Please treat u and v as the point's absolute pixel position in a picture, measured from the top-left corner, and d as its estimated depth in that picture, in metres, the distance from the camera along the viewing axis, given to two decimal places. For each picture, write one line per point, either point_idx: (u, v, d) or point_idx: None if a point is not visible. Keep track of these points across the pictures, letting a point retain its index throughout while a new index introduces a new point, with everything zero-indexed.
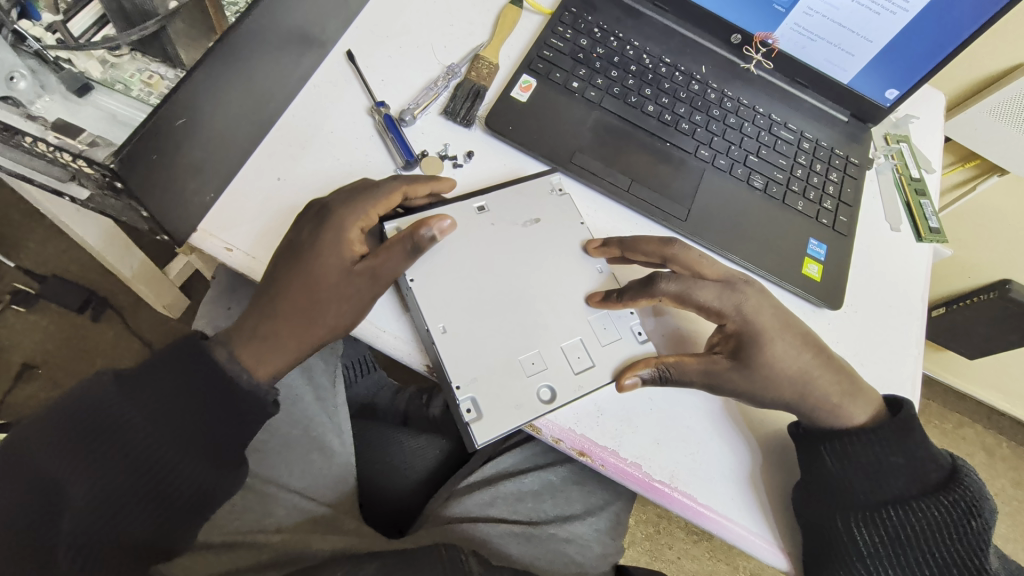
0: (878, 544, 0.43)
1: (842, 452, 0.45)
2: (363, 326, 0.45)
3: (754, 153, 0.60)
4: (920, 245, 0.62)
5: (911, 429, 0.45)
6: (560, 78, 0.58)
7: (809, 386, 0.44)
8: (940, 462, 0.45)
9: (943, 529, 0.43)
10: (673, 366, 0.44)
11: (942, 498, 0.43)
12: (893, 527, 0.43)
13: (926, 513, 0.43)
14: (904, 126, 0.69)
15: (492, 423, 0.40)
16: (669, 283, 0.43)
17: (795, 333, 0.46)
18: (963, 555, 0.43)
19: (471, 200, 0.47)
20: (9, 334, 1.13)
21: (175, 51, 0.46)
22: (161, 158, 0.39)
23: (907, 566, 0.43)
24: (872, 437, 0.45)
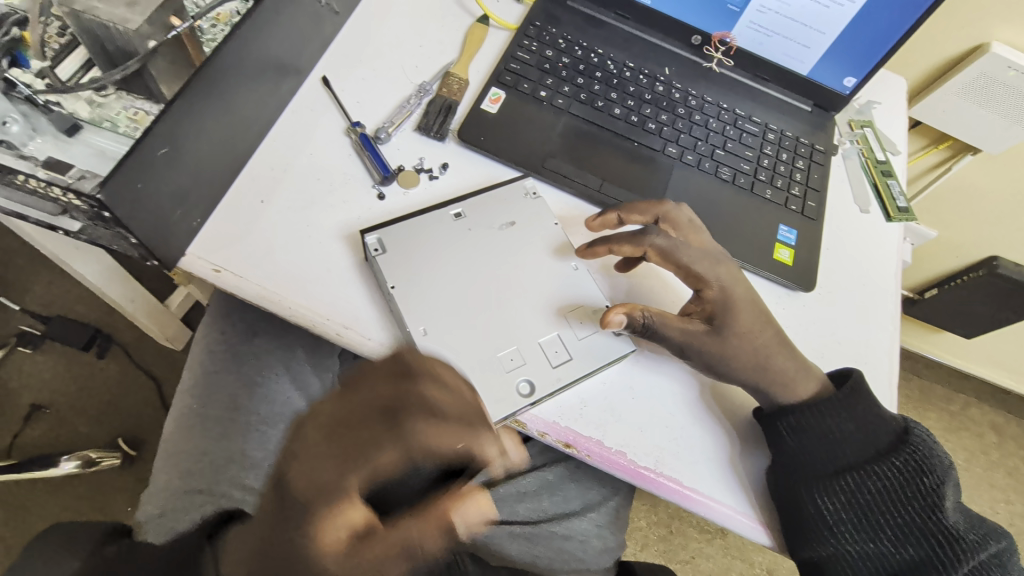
0: (841, 511, 0.44)
1: (797, 426, 0.46)
2: (349, 336, 0.47)
3: (721, 147, 0.62)
4: (889, 224, 0.64)
5: (860, 397, 0.46)
6: (528, 88, 0.60)
7: (778, 363, 0.46)
8: (891, 425, 0.46)
9: (901, 487, 0.44)
10: (657, 320, 0.46)
11: (893, 458, 0.44)
12: (850, 492, 0.44)
13: (881, 475, 0.44)
14: (868, 112, 0.71)
15: (473, 418, 0.41)
16: (657, 236, 0.48)
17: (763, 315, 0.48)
18: (921, 513, 0.43)
19: (449, 207, 0.49)
20: (16, 376, 1.15)
21: (158, 88, 0.48)
22: (145, 184, 0.41)
23: (869, 528, 0.44)
24: (823, 408, 0.46)
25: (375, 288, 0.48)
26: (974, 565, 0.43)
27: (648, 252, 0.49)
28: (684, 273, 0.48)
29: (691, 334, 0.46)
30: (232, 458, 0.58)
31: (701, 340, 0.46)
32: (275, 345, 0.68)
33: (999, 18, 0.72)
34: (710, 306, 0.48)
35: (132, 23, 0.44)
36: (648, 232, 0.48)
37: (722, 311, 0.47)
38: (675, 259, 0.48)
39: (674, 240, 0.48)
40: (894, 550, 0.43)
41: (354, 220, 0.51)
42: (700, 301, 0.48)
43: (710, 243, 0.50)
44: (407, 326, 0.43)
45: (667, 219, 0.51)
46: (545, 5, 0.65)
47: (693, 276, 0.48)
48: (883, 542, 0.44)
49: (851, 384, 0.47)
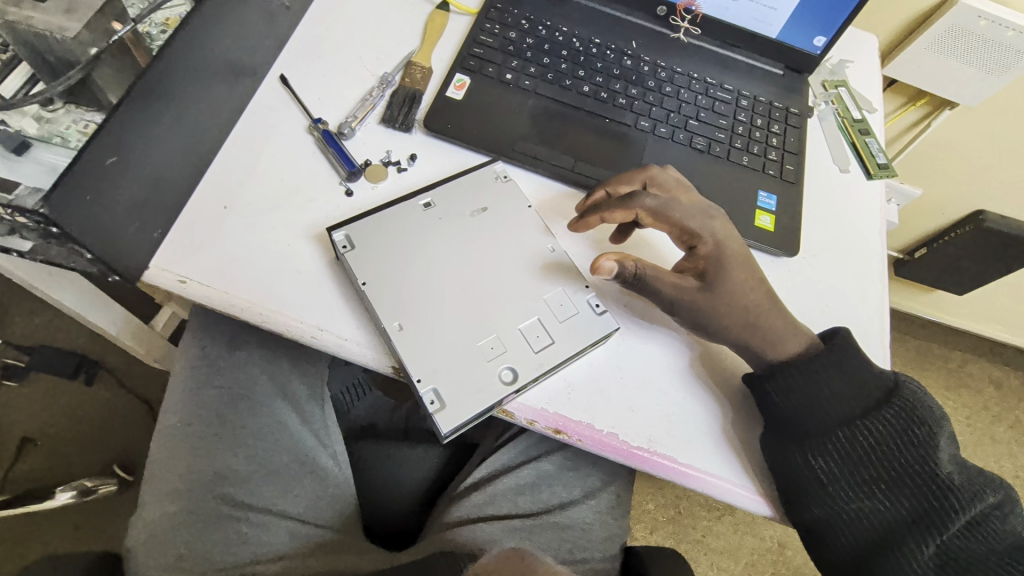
0: (835, 470, 0.43)
1: (786, 387, 0.45)
2: (326, 337, 0.45)
3: (694, 117, 0.61)
4: (870, 182, 0.63)
5: (847, 353, 0.45)
6: (493, 72, 0.59)
7: (762, 328, 0.46)
8: (881, 379, 0.45)
9: (894, 442, 0.43)
10: (650, 276, 0.45)
11: (883, 412, 0.43)
12: (843, 450, 0.43)
13: (873, 430, 0.43)
14: (841, 72, 0.70)
15: (456, 409, 0.40)
16: (646, 197, 0.47)
17: (748, 282, 0.46)
18: (917, 467, 0.42)
19: (417, 197, 0.47)
20: (4, 410, 1.13)
21: (104, 95, 0.46)
22: (93, 194, 0.41)
23: (866, 486, 0.43)
24: (810, 367, 0.45)
25: (348, 287, 0.47)
26: (973, 516, 0.41)
27: (639, 214, 0.48)
28: (679, 232, 0.47)
29: (684, 291, 0.45)
30: (218, 475, 0.58)
31: (693, 296, 0.45)
32: (259, 355, 0.66)
33: None
34: (703, 263, 0.47)
35: (70, 31, 0.45)
36: (635, 194, 0.47)
37: (715, 265, 0.46)
38: (668, 217, 0.47)
39: (665, 199, 0.47)
40: (892, 506, 0.42)
41: (322, 219, 0.50)
42: (693, 258, 0.47)
43: (700, 199, 0.50)
44: (382, 321, 0.42)
45: (655, 183, 0.50)
46: None
47: (686, 234, 0.47)
48: (882, 500, 0.42)
49: (838, 342, 0.46)
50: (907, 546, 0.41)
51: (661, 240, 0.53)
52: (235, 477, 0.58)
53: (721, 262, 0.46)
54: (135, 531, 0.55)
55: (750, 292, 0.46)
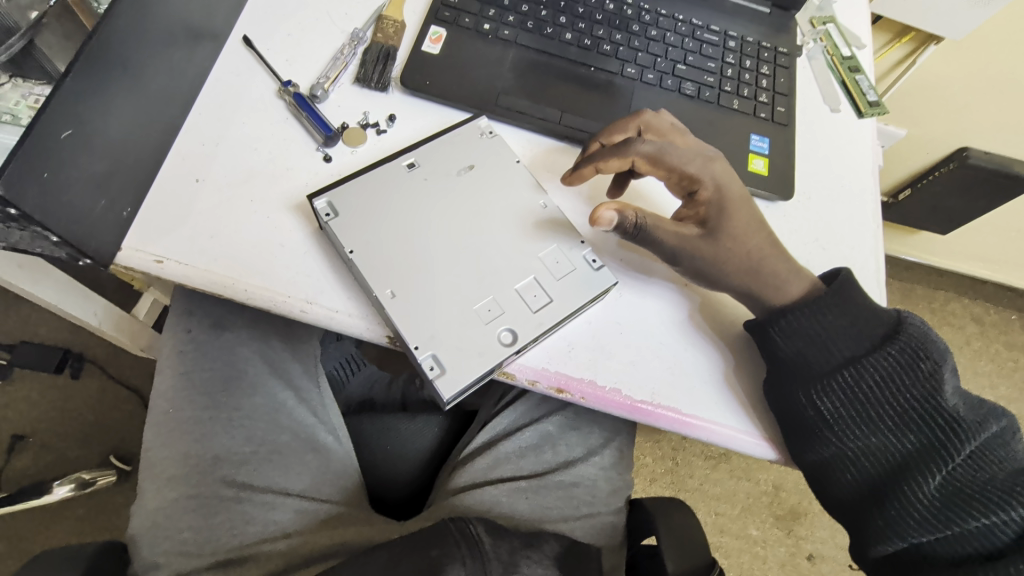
0: (840, 408, 0.43)
1: (788, 329, 0.45)
2: (315, 311, 0.44)
3: (682, 61, 0.59)
4: (861, 121, 0.62)
5: (848, 292, 0.45)
6: (470, 23, 0.56)
7: (763, 272, 0.45)
8: (882, 317, 0.44)
9: (898, 378, 0.43)
10: (651, 223, 0.44)
11: (887, 348, 0.43)
12: (848, 388, 0.43)
13: (877, 367, 0.43)
14: (829, 8, 0.67)
15: (457, 374, 0.39)
16: (642, 143, 0.46)
17: (746, 228, 0.45)
18: (922, 400, 0.42)
19: (400, 158, 0.45)
20: None
21: (50, 66, 0.43)
22: (49, 169, 0.38)
23: (871, 422, 0.43)
24: (812, 308, 0.45)
25: (335, 257, 0.45)
26: (978, 446, 0.41)
27: (636, 161, 0.46)
28: (677, 177, 0.46)
29: (685, 238, 0.44)
30: (216, 459, 0.57)
31: (695, 243, 0.44)
32: (248, 334, 0.64)
33: None
34: (704, 209, 0.46)
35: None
36: (630, 141, 0.46)
37: (715, 211, 0.45)
38: (666, 162, 0.46)
39: (662, 143, 0.46)
40: (897, 440, 0.42)
41: (301, 189, 0.47)
42: (693, 205, 0.46)
43: (695, 143, 0.49)
44: (373, 289, 0.40)
45: (650, 128, 0.49)
46: None
47: (685, 178, 0.46)
48: (888, 435, 0.42)
49: (839, 282, 0.45)
50: (913, 478, 0.41)
51: (657, 189, 0.52)
52: (234, 459, 0.57)
53: (724, 206, 0.45)
54: (137, 520, 0.55)
55: (751, 236, 0.45)
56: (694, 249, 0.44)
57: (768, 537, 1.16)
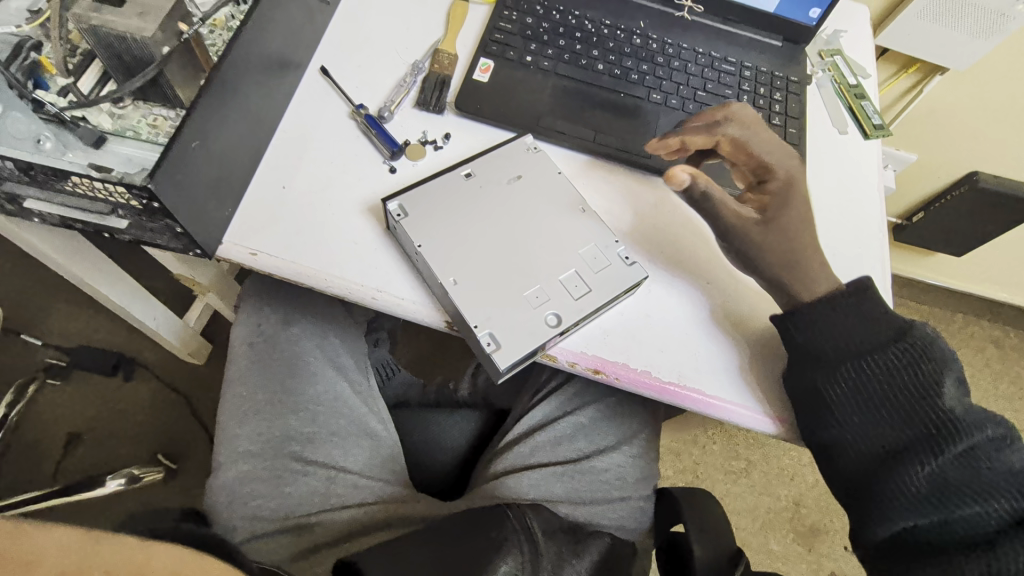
0: (846, 395, 0.48)
1: (803, 321, 0.50)
2: (385, 298, 0.50)
3: (702, 89, 0.66)
4: (867, 142, 0.68)
5: (863, 294, 0.50)
6: (514, 55, 0.64)
7: (781, 265, 0.52)
8: (895, 318, 0.49)
9: (901, 375, 0.47)
10: (713, 196, 0.53)
11: (894, 346, 0.47)
12: (856, 378, 0.48)
13: (884, 361, 0.47)
14: (836, 41, 0.74)
15: (510, 349, 0.45)
16: (729, 128, 0.56)
17: (797, 222, 0.53)
18: (924, 395, 0.46)
19: (459, 168, 0.52)
20: (52, 409, 1.18)
21: (173, 92, 0.52)
22: (181, 173, 0.45)
23: (875, 410, 0.47)
24: (827, 305, 0.50)
25: (402, 253, 0.52)
26: (975, 443, 0.45)
27: (720, 141, 0.56)
28: (753, 165, 0.56)
29: (742, 220, 0.53)
30: (284, 437, 0.64)
31: (749, 227, 0.53)
32: (308, 327, 0.72)
33: None
34: (767, 198, 0.55)
35: (147, 32, 0.47)
36: (722, 122, 0.56)
37: (777, 199, 0.54)
38: (745, 149, 0.56)
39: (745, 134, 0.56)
40: (896, 428, 0.46)
41: (371, 195, 0.55)
42: (761, 192, 0.56)
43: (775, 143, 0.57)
44: (439, 277, 0.47)
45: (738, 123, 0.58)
46: None
47: (762, 165, 0.56)
48: (891, 423, 0.47)
49: (856, 285, 0.51)
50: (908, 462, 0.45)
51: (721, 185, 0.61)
52: (300, 438, 0.64)
53: (782, 198, 0.54)
54: (217, 488, 0.62)
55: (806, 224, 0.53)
56: (744, 231, 0.53)
57: (789, 552, 1.18)
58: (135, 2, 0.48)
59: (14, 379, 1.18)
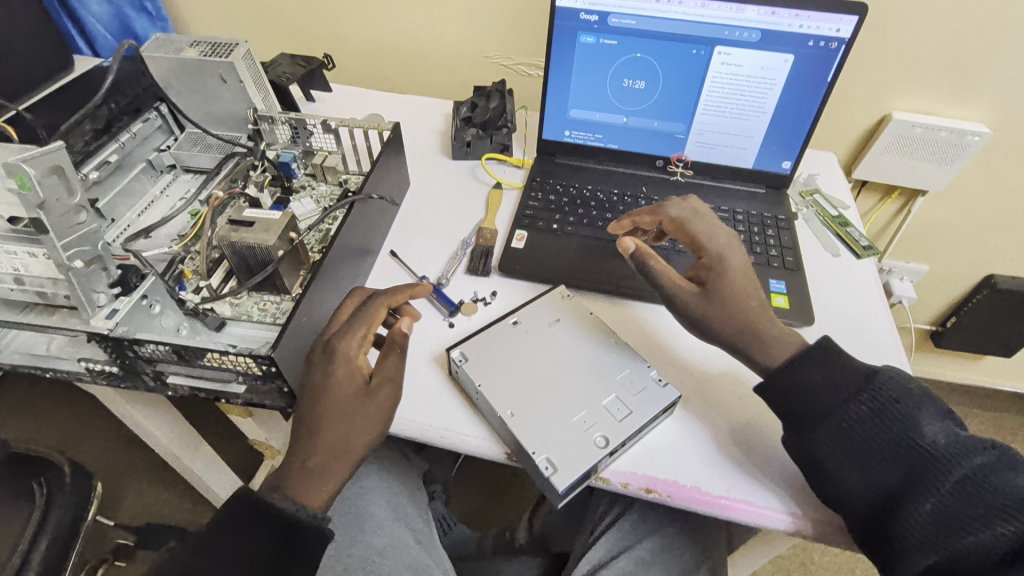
0: (834, 447, 0.52)
1: (783, 386, 0.56)
2: (452, 436, 0.57)
3: (703, 233, 0.78)
4: (860, 260, 0.77)
5: (831, 353, 0.56)
6: (543, 225, 0.79)
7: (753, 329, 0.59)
8: (859, 371, 0.54)
9: (854, 418, 0.52)
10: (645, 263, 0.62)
11: (861, 395, 0.52)
12: (838, 430, 0.52)
13: (856, 411, 0.52)
14: (812, 183, 0.88)
15: (567, 471, 0.50)
16: (670, 212, 0.66)
17: (735, 294, 0.60)
18: (884, 422, 0.51)
19: (507, 317, 0.63)
20: None
21: (282, 282, 0.66)
22: (292, 339, 0.57)
23: (858, 449, 0.51)
24: (802, 366, 0.55)
25: (464, 395, 0.60)
26: (970, 470, 0.47)
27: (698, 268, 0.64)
28: (691, 242, 0.64)
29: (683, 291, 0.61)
30: None
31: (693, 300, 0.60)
32: (376, 479, 0.77)
33: (887, 95, 0.96)
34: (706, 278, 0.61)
35: (269, 242, 0.62)
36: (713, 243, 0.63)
37: (714, 277, 0.61)
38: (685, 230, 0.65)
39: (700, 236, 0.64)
40: (881, 476, 0.50)
41: (435, 347, 0.65)
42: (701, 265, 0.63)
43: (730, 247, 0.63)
44: (497, 411, 0.54)
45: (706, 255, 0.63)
46: (541, 165, 0.89)
47: (696, 246, 0.63)
48: (874, 465, 0.50)
49: (823, 348, 0.56)
50: (795, 374, 0.55)
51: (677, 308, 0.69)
52: None
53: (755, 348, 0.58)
54: None
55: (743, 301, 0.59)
56: (683, 303, 0.61)
57: None
58: (261, 222, 0.64)
59: (84, 562, 1.16)
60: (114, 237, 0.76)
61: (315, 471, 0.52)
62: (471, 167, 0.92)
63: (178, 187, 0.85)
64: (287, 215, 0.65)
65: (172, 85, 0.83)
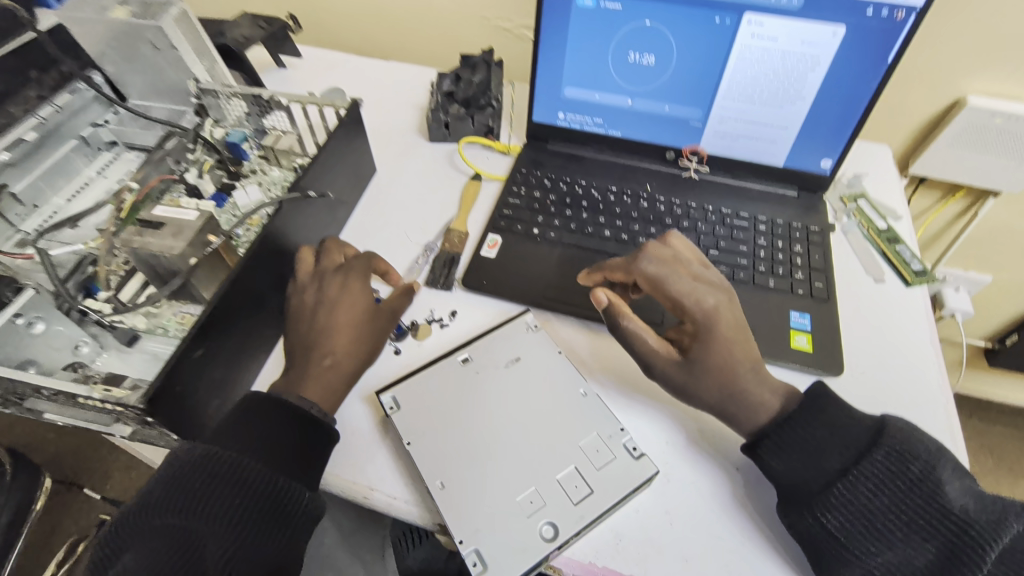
0: (847, 523, 0.42)
1: (777, 446, 0.46)
2: (376, 498, 0.47)
3: (715, 247, 0.65)
4: (909, 290, 0.62)
5: (829, 403, 0.46)
6: (521, 229, 0.66)
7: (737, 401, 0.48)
8: (863, 424, 0.45)
9: (865, 486, 0.42)
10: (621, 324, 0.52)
11: (873, 454, 0.43)
12: (850, 503, 0.42)
13: (869, 473, 0.42)
14: (858, 184, 0.72)
15: (500, 571, 0.40)
16: (646, 265, 0.52)
17: (722, 364, 0.48)
18: (905, 489, 0.41)
19: (456, 352, 0.52)
20: None
21: (198, 293, 0.56)
22: (176, 388, 0.45)
23: (877, 526, 0.41)
24: (792, 423, 0.46)
25: (396, 446, 0.50)
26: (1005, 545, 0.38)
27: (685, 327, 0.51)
28: (672, 303, 0.51)
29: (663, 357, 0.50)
30: None
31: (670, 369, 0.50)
32: None
33: (965, 74, 0.77)
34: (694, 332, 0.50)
35: (176, 250, 0.52)
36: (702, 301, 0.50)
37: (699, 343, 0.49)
38: (665, 288, 0.51)
39: (664, 270, 0.51)
40: (910, 553, 0.40)
41: (371, 381, 0.54)
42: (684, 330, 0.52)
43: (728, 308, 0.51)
44: (425, 480, 0.44)
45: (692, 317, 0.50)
46: (530, 153, 0.75)
47: (679, 307, 0.51)
48: (899, 545, 0.41)
49: (815, 393, 0.47)
50: (790, 430, 0.46)
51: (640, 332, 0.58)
52: None
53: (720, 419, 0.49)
54: None
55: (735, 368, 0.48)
56: (662, 371, 0.50)
57: None
58: (171, 224, 0.54)
59: None
60: (34, 226, 0.66)
61: (332, 372, 0.50)
62: (449, 152, 0.79)
63: (119, 165, 0.74)
64: (203, 216, 0.55)
65: (108, 56, 0.72)
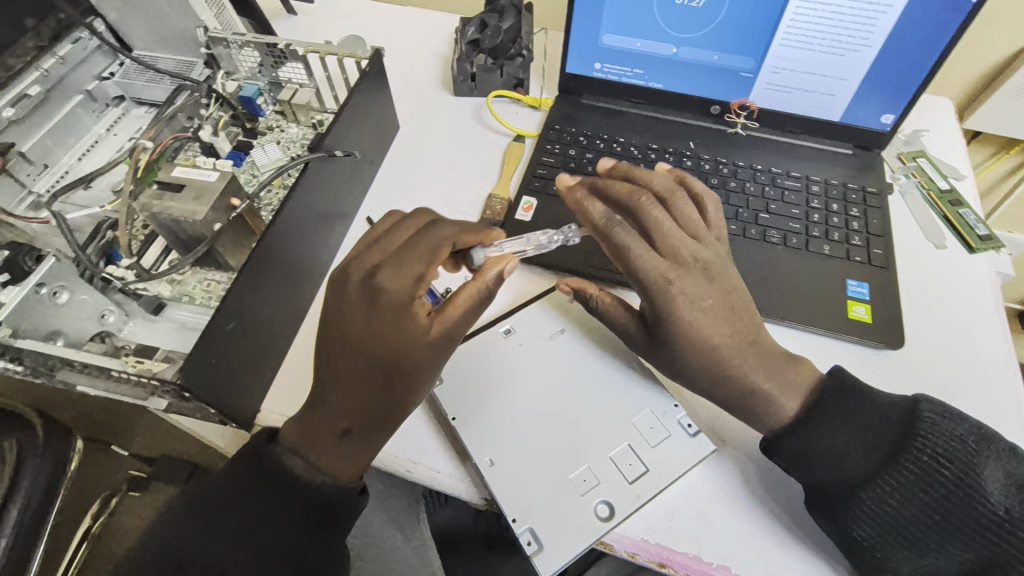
0: (880, 528, 0.40)
1: (798, 451, 0.43)
2: (420, 472, 0.46)
3: (765, 210, 0.61)
4: (973, 256, 0.59)
5: (848, 396, 0.43)
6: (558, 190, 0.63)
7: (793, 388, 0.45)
8: (887, 417, 0.41)
9: (893, 483, 0.40)
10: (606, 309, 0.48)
11: (902, 452, 0.40)
12: (877, 507, 0.40)
13: (897, 475, 0.39)
14: (916, 141, 0.68)
15: (555, 551, 0.39)
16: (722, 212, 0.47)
17: (779, 344, 0.46)
18: (940, 489, 0.39)
19: (498, 324, 0.49)
20: None
21: (224, 259, 0.53)
22: (211, 360, 0.43)
23: (912, 527, 0.39)
24: (817, 422, 0.43)
25: (438, 419, 0.48)
26: None
27: None
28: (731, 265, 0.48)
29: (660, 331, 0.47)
30: None
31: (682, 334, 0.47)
32: None
33: None
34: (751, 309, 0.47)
35: (199, 215, 0.49)
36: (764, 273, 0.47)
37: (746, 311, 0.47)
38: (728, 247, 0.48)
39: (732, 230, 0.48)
40: (950, 555, 0.38)
41: None
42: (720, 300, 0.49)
43: None
44: (474, 457, 0.42)
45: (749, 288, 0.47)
46: (563, 108, 0.70)
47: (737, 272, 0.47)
48: (940, 547, 0.38)
49: (837, 387, 0.44)
50: (814, 432, 0.42)
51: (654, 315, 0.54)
52: None
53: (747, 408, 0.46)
54: None
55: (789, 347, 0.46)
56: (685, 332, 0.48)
57: None
58: (192, 187, 0.51)
59: None
60: (46, 187, 0.63)
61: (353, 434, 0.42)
62: (476, 107, 0.74)
63: (129, 124, 0.70)
64: (225, 178, 0.51)
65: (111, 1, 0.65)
